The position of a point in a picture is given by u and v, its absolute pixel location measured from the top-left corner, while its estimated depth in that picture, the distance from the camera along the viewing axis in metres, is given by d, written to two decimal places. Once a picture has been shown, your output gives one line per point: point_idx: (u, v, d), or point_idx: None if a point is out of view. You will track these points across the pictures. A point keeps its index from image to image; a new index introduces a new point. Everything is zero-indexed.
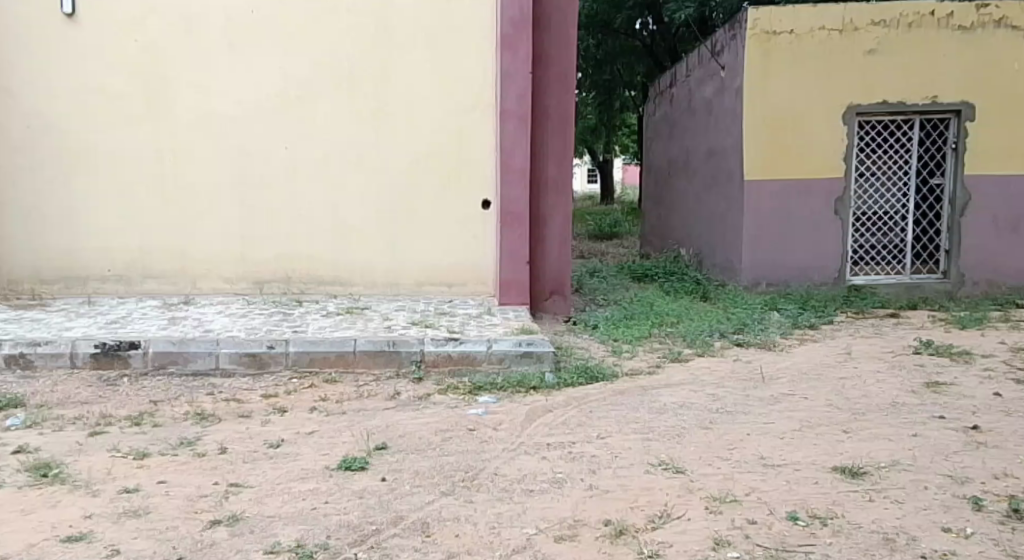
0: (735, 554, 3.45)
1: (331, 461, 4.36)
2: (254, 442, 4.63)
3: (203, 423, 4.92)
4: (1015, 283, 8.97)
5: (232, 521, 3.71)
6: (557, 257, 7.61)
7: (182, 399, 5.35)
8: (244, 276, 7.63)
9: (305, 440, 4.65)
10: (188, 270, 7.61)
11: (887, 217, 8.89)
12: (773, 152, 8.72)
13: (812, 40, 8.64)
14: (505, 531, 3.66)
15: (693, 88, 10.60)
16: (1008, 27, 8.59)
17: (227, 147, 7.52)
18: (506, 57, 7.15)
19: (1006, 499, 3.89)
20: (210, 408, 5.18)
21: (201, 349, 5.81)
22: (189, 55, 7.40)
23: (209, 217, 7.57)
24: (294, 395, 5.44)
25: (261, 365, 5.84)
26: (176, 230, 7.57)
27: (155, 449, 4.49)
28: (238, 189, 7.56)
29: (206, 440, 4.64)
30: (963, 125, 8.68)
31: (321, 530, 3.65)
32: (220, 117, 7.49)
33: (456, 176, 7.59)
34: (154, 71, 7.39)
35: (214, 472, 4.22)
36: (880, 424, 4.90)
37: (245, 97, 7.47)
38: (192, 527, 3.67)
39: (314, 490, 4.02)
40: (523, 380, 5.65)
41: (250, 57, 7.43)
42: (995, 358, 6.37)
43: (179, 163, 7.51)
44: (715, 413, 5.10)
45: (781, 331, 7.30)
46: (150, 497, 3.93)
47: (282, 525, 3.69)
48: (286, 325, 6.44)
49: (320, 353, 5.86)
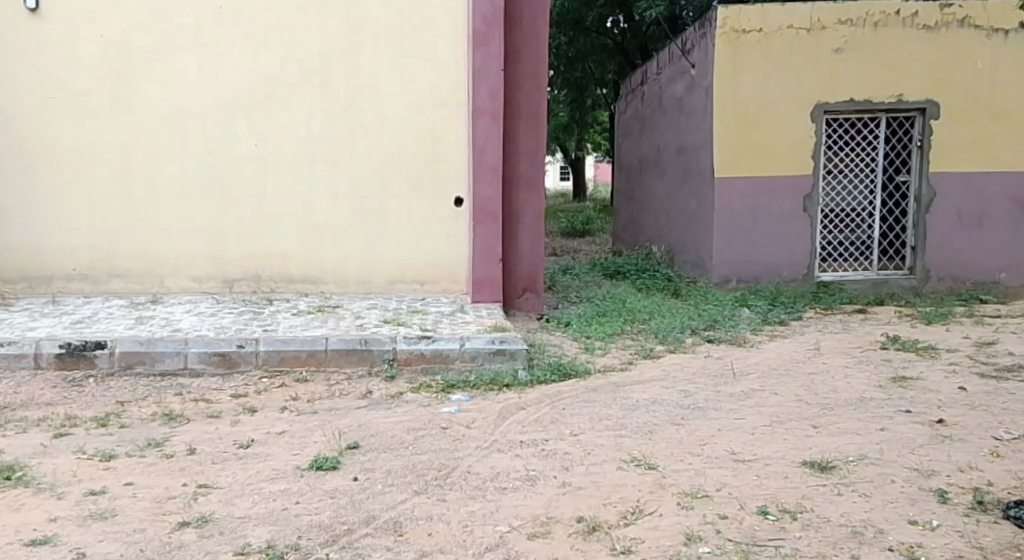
0: (707, 549, 3.48)
1: (303, 461, 4.33)
2: (223, 442, 4.59)
3: (172, 424, 4.87)
4: (980, 279, 9.08)
5: (201, 522, 3.68)
6: (530, 254, 7.62)
7: (150, 399, 5.29)
8: (214, 274, 7.56)
9: (276, 441, 4.62)
10: (155, 269, 7.53)
11: (854, 214, 9.02)
12: (743, 150, 8.78)
13: (780, 38, 8.70)
14: (478, 530, 3.66)
15: (664, 86, 10.65)
16: (971, 27, 8.70)
17: (196, 144, 7.44)
18: (478, 54, 7.12)
19: (971, 492, 3.95)
20: (178, 408, 5.13)
21: (168, 349, 5.75)
22: (157, 51, 7.31)
23: (177, 216, 7.49)
24: (265, 395, 5.39)
25: (230, 364, 5.79)
26: (143, 229, 7.48)
27: (122, 450, 4.44)
28: (207, 186, 7.48)
29: (174, 441, 4.60)
30: (928, 122, 8.80)
31: (292, 531, 3.63)
32: (189, 114, 7.41)
33: (428, 174, 7.57)
34: (121, 68, 7.31)
35: (182, 473, 4.18)
36: (849, 419, 4.95)
37: (214, 93, 7.39)
38: (160, 529, 3.63)
39: (285, 490, 3.99)
40: (496, 378, 5.65)
41: (219, 53, 7.35)
42: (960, 353, 6.47)
43: (147, 160, 7.42)
44: (686, 409, 5.14)
45: (751, 326, 7.38)
46: (116, 499, 3.88)
47: (252, 526, 3.66)
48: (256, 325, 6.35)
49: (291, 352, 5.82)
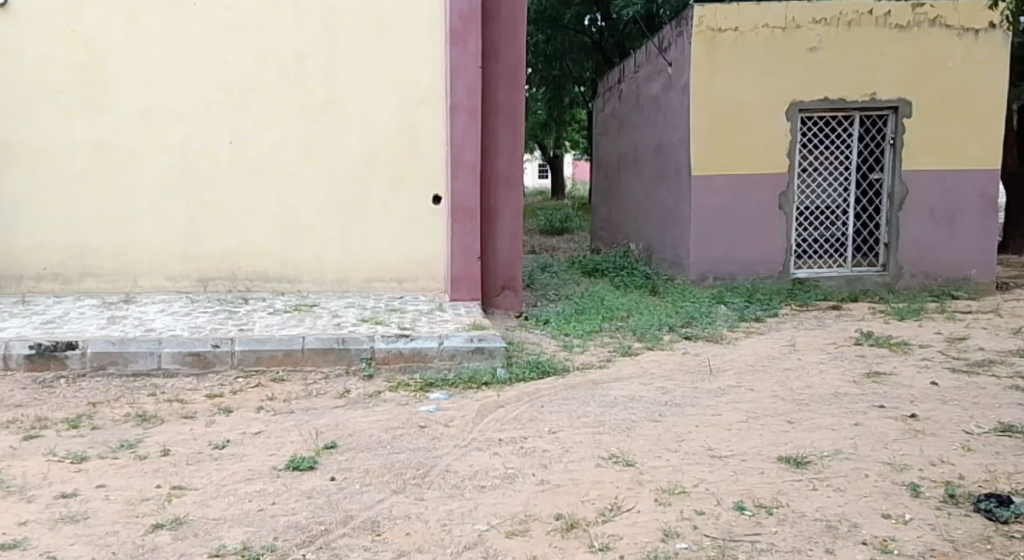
0: (684, 545, 3.49)
1: (279, 461, 4.32)
2: (198, 443, 4.57)
3: (145, 425, 4.83)
4: (950, 276, 9.20)
5: (175, 524, 3.66)
6: (509, 251, 7.63)
7: (123, 399, 5.26)
8: (188, 273, 7.51)
9: (251, 441, 4.60)
10: (129, 267, 7.47)
11: (829, 212, 9.12)
12: (719, 147, 8.83)
13: (756, 37, 8.75)
14: (457, 528, 3.66)
15: (641, 84, 10.68)
16: (943, 26, 8.81)
17: (170, 141, 7.38)
18: (456, 50, 7.11)
19: (943, 485, 4.00)
20: (152, 409, 5.10)
21: (142, 349, 5.70)
22: (129, 47, 7.25)
23: (150, 214, 7.43)
24: (240, 395, 5.37)
25: (205, 364, 5.75)
26: (115, 227, 7.41)
27: (94, 452, 4.41)
28: (181, 184, 7.43)
29: (147, 442, 4.56)
30: (900, 121, 8.88)
31: (268, 532, 3.61)
32: (163, 111, 7.34)
33: (406, 172, 7.56)
34: (92, 63, 7.23)
35: (155, 474, 4.15)
36: (823, 414, 5.00)
37: (189, 90, 7.34)
38: (133, 531, 3.60)
39: (261, 491, 3.98)
40: (475, 376, 5.66)
41: (193, 49, 7.30)
42: (931, 348, 6.55)
43: (118, 157, 7.35)
44: (664, 405, 5.17)
45: (728, 323, 7.43)
46: (88, 502, 3.85)
47: (227, 527, 3.64)
48: (231, 325, 6.31)
49: (267, 351, 5.79)
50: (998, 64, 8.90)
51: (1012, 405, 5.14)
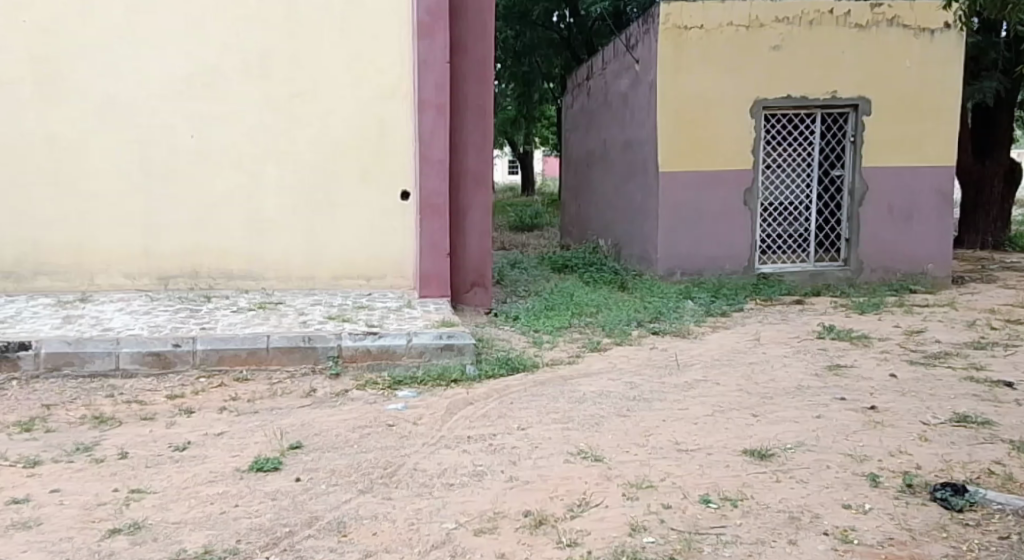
0: (651, 539, 3.53)
1: (243, 462, 4.30)
2: (157, 445, 4.54)
3: (102, 427, 4.79)
4: (909, 271, 9.36)
5: (133, 529, 3.62)
6: (478, 248, 7.65)
7: (79, 401, 5.20)
8: (148, 271, 7.44)
9: (214, 442, 4.58)
10: (85, 265, 7.37)
11: (793, 208, 9.22)
12: (685, 144, 8.89)
13: (720, 35, 8.83)
14: (425, 527, 3.67)
15: (609, 81, 10.75)
16: (900, 26, 8.96)
17: (129, 135, 7.30)
18: (423, 45, 7.10)
19: (901, 475, 4.09)
20: (110, 411, 5.04)
21: (99, 349, 5.63)
22: (85, 38, 7.15)
23: (110, 210, 7.35)
24: (202, 395, 5.34)
25: (165, 364, 5.70)
26: (72, 224, 7.32)
27: (48, 456, 4.36)
28: (141, 180, 7.35)
29: (104, 445, 4.52)
30: (860, 119, 9.02)
31: (230, 535, 3.59)
32: (122, 104, 7.26)
33: (374, 168, 7.55)
34: (49, 55, 7.13)
35: (112, 478, 4.12)
36: (786, 407, 5.08)
37: (150, 83, 7.26)
38: (89, 537, 3.56)
39: (224, 493, 3.96)
40: (444, 374, 5.67)
41: (154, 40, 7.22)
42: (891, 341, 6.67)
43: (75, 151, 7.25)
44: (632, 401, 5.21)
45: (695, 318, 7.50)
46: (41, 507, 3.80)
47: (187, 531, 3.62)
48: (193, 323, 6.27)
49: (230, 351, 5.75)
50: (953, 64, 9.09)
51: (968, 396, 5.26)
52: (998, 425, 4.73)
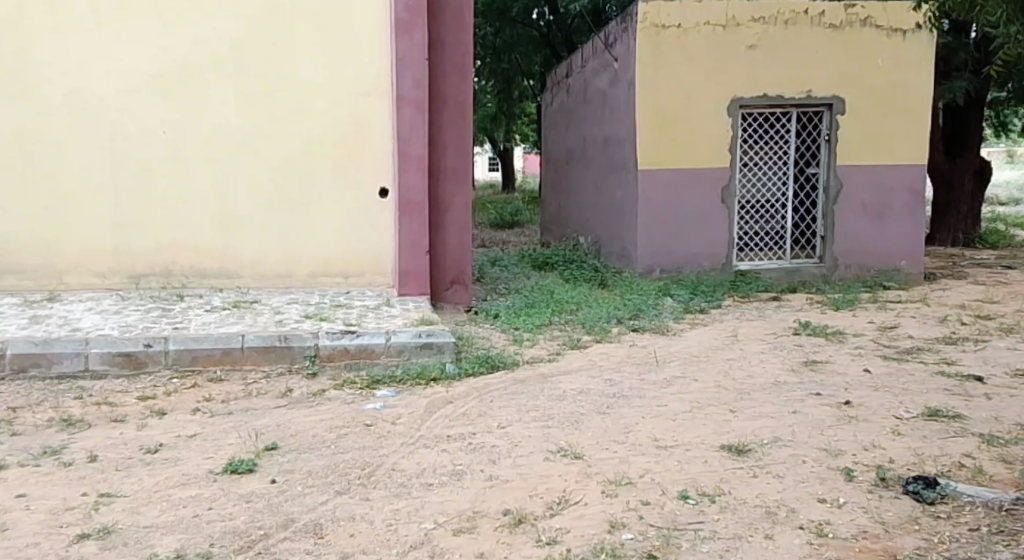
0: (629, 535, 3.55)
1: (217, 464, 4.29)
2: (128, 448, 4.51)
3: (71, 430, 4.75)
4: (883, 267, 9.46)
5: (102, 534, 3.59)
6: (458, 245, 7.66)
7: (46, 403, 5.16)
8: (118, 269, 7.38)
9: (186, 444, 4.56)
10: (53, 264, 7.31)
11: (769, 205, 9.30)
12: (662, 143, 8.93)
13: (697, 34, 8.88)
14: (403, 528, 3.68)
15: (588, 78, 10.78)
16: (873, 27, 9.07)
17: (99, 131, 7.24)
18: (402, 41, 7.09)
19: (875, 469, 4.14)
20: (78, 414, 5.00)
21: (67, 350, 5.59)
22: (55, 33, 7.09)
23: (80, 207, 7.29)
24: (175, 396, 5.31)
25: (137, 365, 5.66)
26: (39, 222, 7.25)
27: (14, 460, 4.33)
28: (111, 177, 7.29)
29: (72, 448, 4.49)
30: (835, 117, 9.10)
31: (203, 539, 3.57)
32: (92, 100, 7.20)
33: (352, 166, 7.54)
34: (16, 50, 7.06)
35: (81, 481, 4.09)
36: (764, 403, 5.13)
37: (121, 80, 7.21)
38: (57, 543, 3.53)
39: (196, 497, 3.94)
40: (423, 372, 5.67)
41: (125, 35, 7.17)
42: (865, 337, 6.75)
43: (44, 148, 7.19)
44: (612, 398, 5.25)
45: (674, 315, 7.56)
46: (7, 513, 3.77)
47: (158, 536, 3.60)
48: (166, 322, 6.25)
49: (203, 351, 5.72)
50: (924, 64, 9.20)
51: (939, 390, 5.33)
52: (968, 418, 4.80)
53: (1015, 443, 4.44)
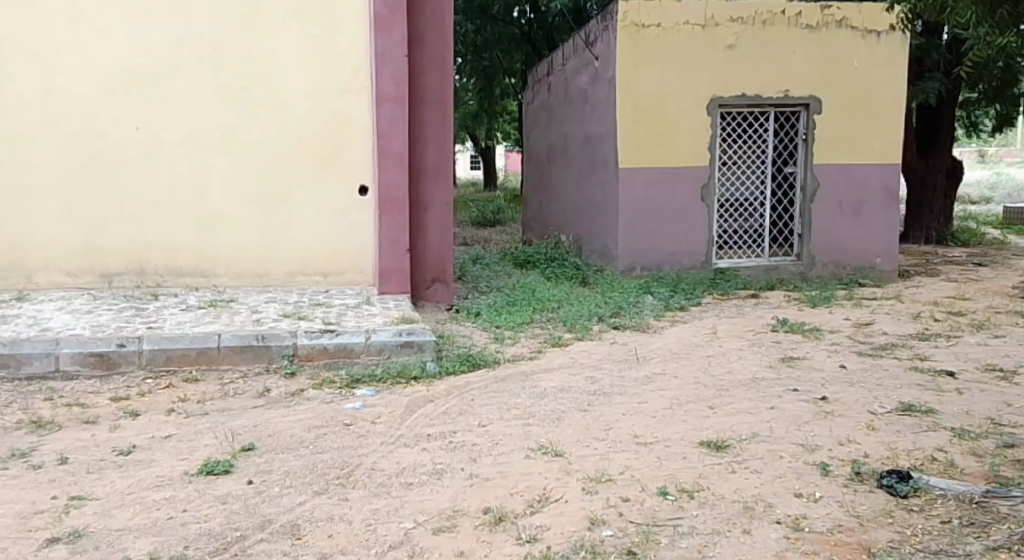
0: (609, 532, 3.58)
1: (192, 466, 4.28)
2: (101, 449, 4.49)
3: (41, 432, 4.72)
4: (860, 265, 9.56)
5: (73, 537, 3.58)
6: (438, 242, 7.66)
7: (16, 405, 5.12)
8: (92, 268, 7.34)
9: (160, 446, 4.55)
10: (26, 263, 7.24)
11: (748, 204, 9.37)
12: (641, 142, 8.97)
13: (677, 33, 8.91)
14: (382, 527, 3.69)
15: (569, 76, 10.80)
16: (849, 27, 9.15)
17: (74, 128, 7.19)
18: (381, 38, 7.08)
19: (850, 463, 4.20)
20: (49, 415, 4.97)
21: (37, 350, 5.55)
22: (27, 28, 7.02)
23: (54, 205, 7.23)
24: (149, 397, 5.29)
25: (109, 365, 5.64)
26: (12, 221, 7.20)
27: None
28: (85, 174, 7.24)
29: (43, 451, 4.46)
30: (811, 117, 9.18)
31: (178, 541, 3.57)
32: (66, 96, 7.14)
33: (331, 163, 7.53)
34: None
35: (51, 484, 4.07)
36: (741, 399, 5.17)
37: (95, 76, 7.16)
38: (25, 547, 3.51)
39: (170, 498, 3.93)
40: (403, 371, 5.68)
41: (100, 31, 7.11)
42: (841, 333, 6.82)
43: (16, 146, 7.13)
44: (592, 395, 5.27)
45: (654, 313, 7.60)
46: None
47: (131, 539, 3.58)
48: (140, 322, 6.21)
49: (178, 351, 5.71)
50: (898, 65, 9.31)
51: (913, 385, 5.40)
52: (940, 412, 4.87)
53: (986, 436, 4.50)
